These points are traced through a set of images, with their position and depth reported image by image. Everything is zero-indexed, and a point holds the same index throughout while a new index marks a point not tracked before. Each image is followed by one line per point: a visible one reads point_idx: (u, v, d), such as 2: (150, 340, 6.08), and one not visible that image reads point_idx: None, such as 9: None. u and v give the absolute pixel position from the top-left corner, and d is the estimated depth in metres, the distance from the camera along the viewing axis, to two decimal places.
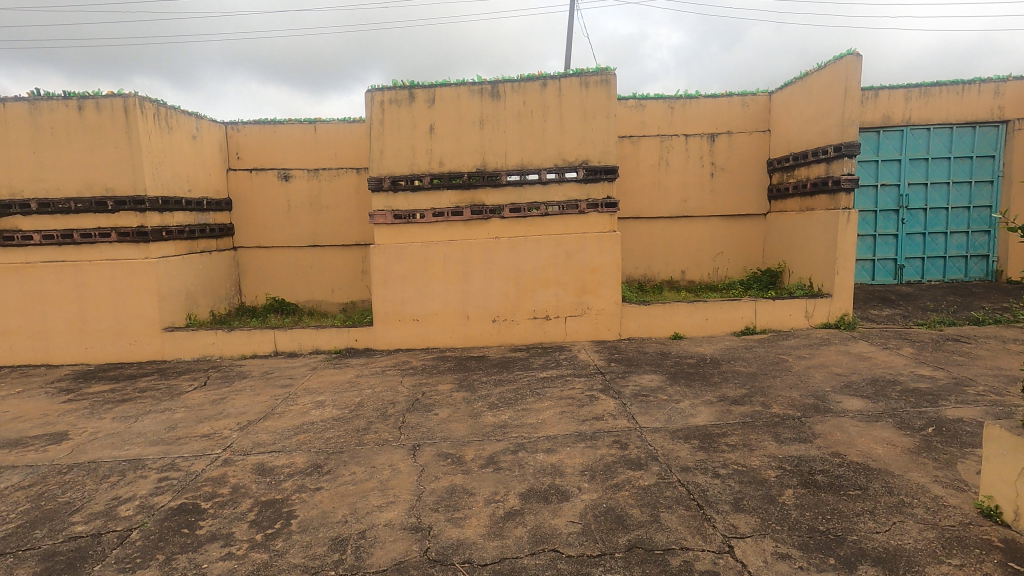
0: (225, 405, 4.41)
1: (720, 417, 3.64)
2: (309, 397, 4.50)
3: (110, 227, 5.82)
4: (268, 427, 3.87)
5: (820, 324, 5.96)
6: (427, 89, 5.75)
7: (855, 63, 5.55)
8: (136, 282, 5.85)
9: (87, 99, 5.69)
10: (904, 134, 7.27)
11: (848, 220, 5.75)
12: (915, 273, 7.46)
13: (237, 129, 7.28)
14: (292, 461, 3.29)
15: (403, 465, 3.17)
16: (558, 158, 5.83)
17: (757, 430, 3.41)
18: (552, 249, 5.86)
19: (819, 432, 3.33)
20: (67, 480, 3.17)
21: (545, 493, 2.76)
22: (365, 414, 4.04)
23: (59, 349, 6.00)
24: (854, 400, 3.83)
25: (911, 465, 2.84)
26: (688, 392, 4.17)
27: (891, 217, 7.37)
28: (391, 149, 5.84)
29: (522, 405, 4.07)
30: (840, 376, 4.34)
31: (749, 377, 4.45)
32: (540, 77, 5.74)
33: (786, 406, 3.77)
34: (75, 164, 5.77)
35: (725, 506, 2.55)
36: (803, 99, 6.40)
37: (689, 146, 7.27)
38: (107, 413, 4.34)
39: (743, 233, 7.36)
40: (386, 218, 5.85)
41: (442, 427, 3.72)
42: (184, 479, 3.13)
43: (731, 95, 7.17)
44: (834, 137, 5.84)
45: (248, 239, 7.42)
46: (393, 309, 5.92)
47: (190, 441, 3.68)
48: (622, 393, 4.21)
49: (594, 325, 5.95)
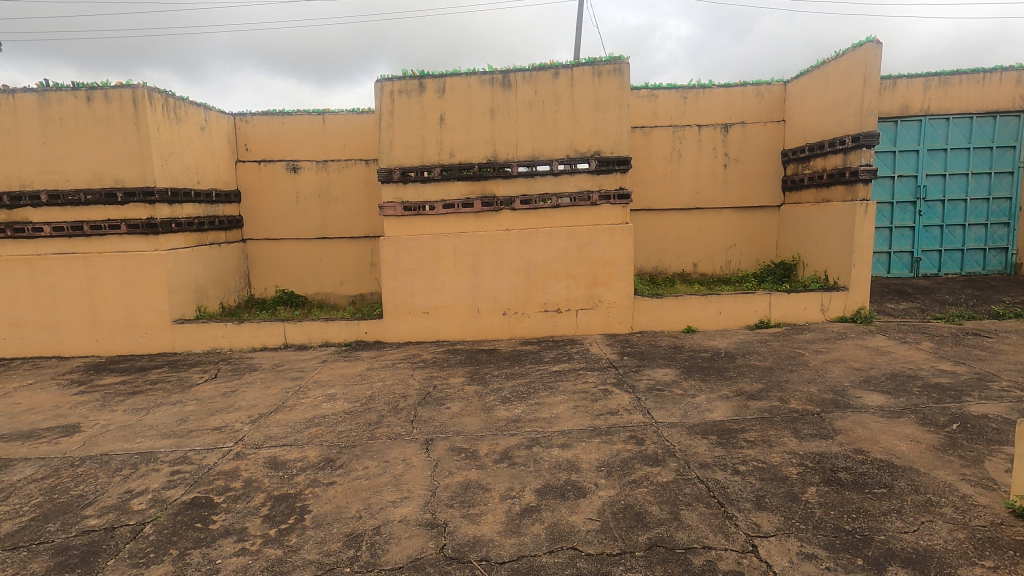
0: (235, 398, 4.38)
1: (737, 412, 3.59)
2: (320, 390, 4.48)
3: (120, 219, 5.81)
4: (279, 420, 3.84)
5: (836, 318, 5.87)
6: (437, 79, 5.67)
7: (874, 51, 5.41)
8: (146, 273, 5.84)
9: (96, 89, 5.65)
10: (922, 124, 7.12)
11: (866, 211, 5.64)
12: (931, 266, 7.34)
13: (246, 120, 7.24)
14: (304, 455, 3.25)
15: (416, 459, 3.13)
16: (570, 149, 5.75)
17: (776, 426, 3.34)
18: (564, 241, 5.79)
19: (840, 428, 3.26)
20: (80, 473, 3.16)
21: (562, 489, 2.72)
22: (377, 407, 4.01)
23: (70, 341, 6.00)
24: (874, 395, 3.76)
25: (937, 463, 2.77)
26: (703, 386, 4.11)
27: (908, 209, 7.24)
28: (401, 140, 5.77)
29: (535, 399, 4.02)
30: (858, 371, 4.26)
31: (765, 371, 4.38)
32: (552, 66, 5.64)
33: (804, 402, 3.70)
34: (84, 155, 5.75)
35: (746, 504, 2.50)
36: (820, 88, 6.27)
37: (702, 137, 7.16)
38: (118, 405, 4.34)
39: (756, 225, 7.26)
40: (396, 210, 5.81)
41: (454, 421, 3.68)
42: (196, 472, 3.11)
43: (745, 85, 7.05)
44: (851, 126, 5.72)
45: (257, 231, 7.39)
46: (403, 302, 5.88)
47: (202, 434, 3.66)
48: (637, 387, 4.15)
49: (605, 318, 5.89)
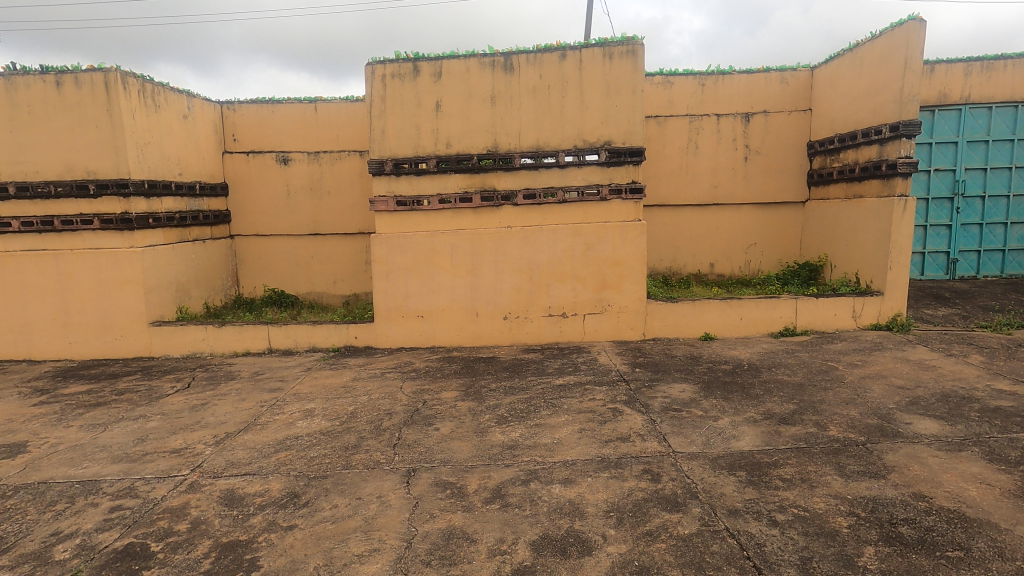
0: (204, 413, 3.96)
1: (768, 440, 3.10)
2: (298, 404, 4.05)
3: (93, 214, 5.40)
4: (247, 442, 3.41)
5: (869, 326, 5.34)
6: (433, 61, 5.20)
7: (918, 30, 4.87)
8: (121, 272, 5.43)
9: (66, 73, 5.24)
10: (962, 113, 6.56)
11: (905, 207, 5.09)
12: (969, 268, 6.79)
13: (234, 108, 6.80)
14: (266, 489, 2.81)
15: (394, 497, 2.68)
16: (578, 138, 5.26)
17: (815, 460, 2.86)
18: (571, 240, 5.31)
19: (892, 465, 2.77)
20: (7, 508, 2.73)
21: (563, 543, 2.25)
22: (358, 427, 3.57)
23: (42, 344, 5.61)
24: (926, 422, 3.26)
25: (1019, 516, 2.28)
26: (726, 406, 3.62)
27: (945, 206, 6.68)
28: (394, 129, 5.30)
29: (535, 419, 3.55)
30: (903, 391, 3.74)
31: (796, 388, 3.88)
32: (559, 47, 5.15)
33: (846, 429, 3.20)
34: (55, 145, 5.34)
35: (789, 571, 2.02)
36: (852, 74, 5.74)
37: (721, 127, 6.65)
38: (76, 420, 3.92)
39: (779, 222, 6.74)
40: (388, 205, 5.35)
41: (443, 446, 3.23)
42: (139, 509, 2.68)
43: (768, 71, 6.52)
44: (890, 114, 5.17)
45: (246, 226, 6.98)
46: (396, 304, 5.43)
47: (157, 459, 3.24)
48: (650, 407, 3.67)
49: (615, 324, 5.41)
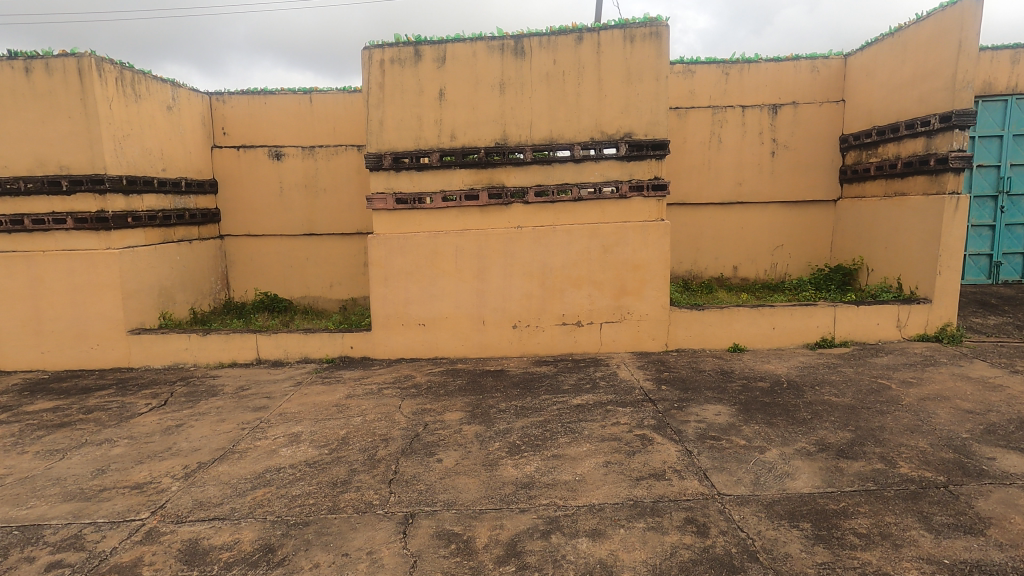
0: (177, 438, 3.51)
1: (828, 479, 2.64)
2: (283, 427, 3.60)
3: (66, 213, 4.96)
4: (220, 475, 2.96)
5: (914, 337, 4.86)
6: (436, 45, 4.74)
7: (974, 8, 4.37)
8: (97, 275, 4.99)
9: (36, 59, 4.80)
10: (1009, 104, 6.05)
11: (956, 206, 4.60)
12: (1013, 272, 6.30)
13: (223, 100, 6.36)
14: (236, 540, 2.36)
15: (387, 554, 2.22)
16: (595, 130, 4.79)
17: (893, 507, 2.39)
18: (587, 241, 4.85)
19: (988, 516, 2.29)
20: None
21: None
22: (349, 457, 3.11)
23: (12, 353, 5.18)
24: (1012, 456, 2.78)
25: None
26: (772, 434, 3.15)
27: (988, 205, 6.19)
28: (393, 119, 4.84)
29: (553, 449, 3.09)
30: (974, 416, 3.27)
31: (848, 412, 3.41)
32: (574, 29, 4.68)
33: (919, 465, 2.73)
34: (25, 137, 4.91)
35: None
36: (893, 61, 5.25)
37: (746, 120, 6.17)
38: (31, 445, 3.47)
39: (808, 222, 6.25)
40: (387, 203, 4.89)
41: (447, 483, 2.77)
42: (80, 567, 2.23)
43: (798, 58, 6.03)
44: (939, 104, 4.69)
45: (237, 225, 6.54)
46: (395, 311, 4.98)
47: (115, 497, 2.78)
48: (684, 434, 3.20)
49: (635, 334, 4.94)
